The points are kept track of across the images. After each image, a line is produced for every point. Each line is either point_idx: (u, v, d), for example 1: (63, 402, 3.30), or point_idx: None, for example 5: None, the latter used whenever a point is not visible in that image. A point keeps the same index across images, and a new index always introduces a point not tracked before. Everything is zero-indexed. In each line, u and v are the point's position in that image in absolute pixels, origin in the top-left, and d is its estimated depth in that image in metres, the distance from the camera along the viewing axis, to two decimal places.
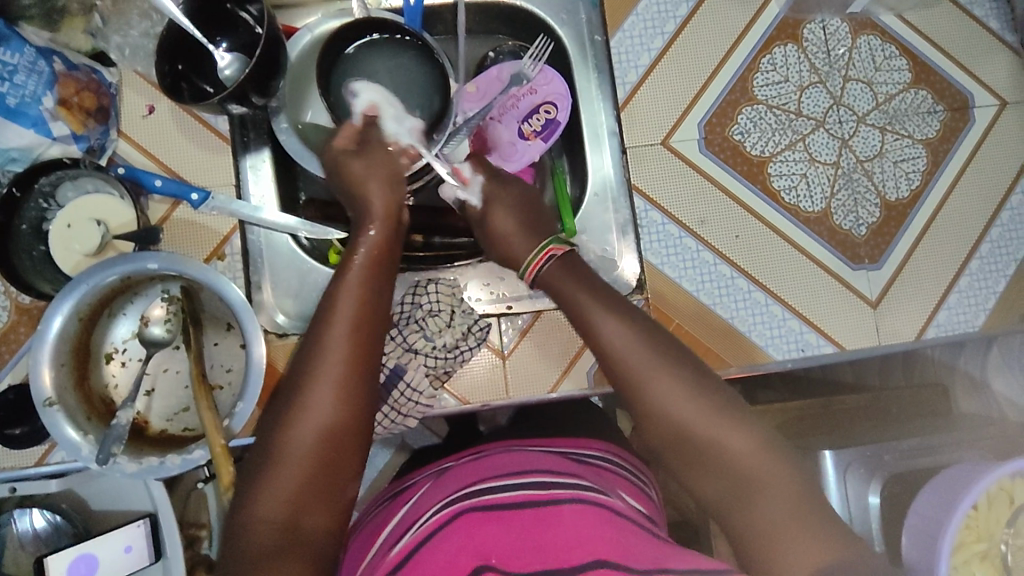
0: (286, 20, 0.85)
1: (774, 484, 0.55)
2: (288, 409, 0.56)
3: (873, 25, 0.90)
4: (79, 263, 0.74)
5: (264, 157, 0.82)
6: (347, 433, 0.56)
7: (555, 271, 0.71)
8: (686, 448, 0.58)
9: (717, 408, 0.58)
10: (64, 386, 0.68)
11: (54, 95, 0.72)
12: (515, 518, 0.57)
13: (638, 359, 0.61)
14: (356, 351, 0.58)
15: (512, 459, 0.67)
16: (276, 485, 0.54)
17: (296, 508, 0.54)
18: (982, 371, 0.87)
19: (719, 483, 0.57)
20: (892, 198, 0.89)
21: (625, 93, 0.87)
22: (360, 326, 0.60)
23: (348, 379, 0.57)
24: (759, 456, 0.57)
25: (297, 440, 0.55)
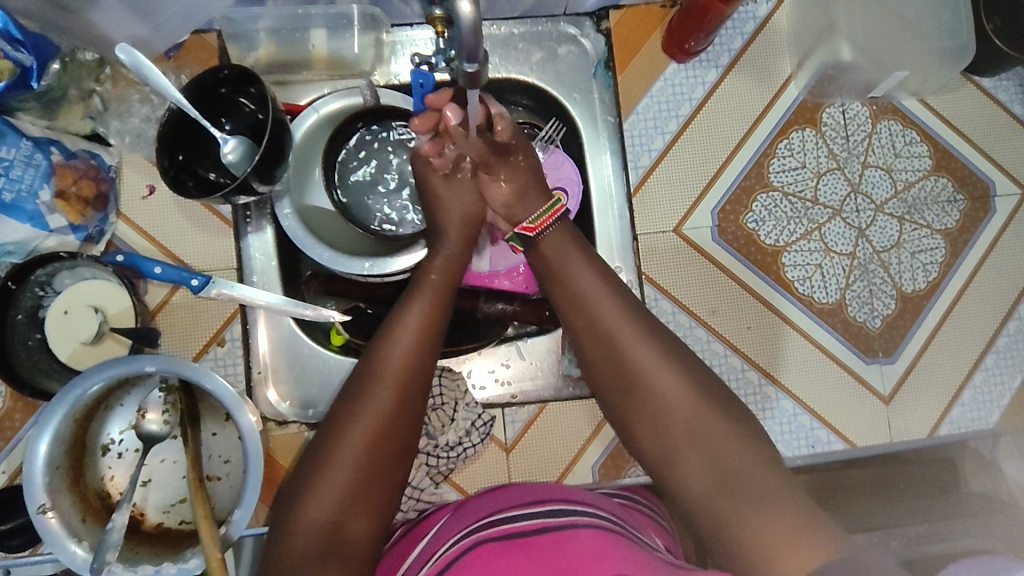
0: (289, 97, 0.82)
1: (729, 458, 0.58)
2: (344, 418, 0.58)
3: (894, 110, 0.88)
4: (76, 352, 0.72)
5: (267, 235, 0.80)
6: (394, 449, 0.57)
7: (557, 236, 0.69)
8: (654, 437, 0.61)
9: (664, 374, 0.62)
10: (58, 489, 0.66)
11: (51, 188, 0.69)
12: (531, 546, 0.54)
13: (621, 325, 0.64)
14: (414, 371, 0.60)
15: (536, 487, 0.64)
16: (323, 493, 0.55)
17: (343, 513, 0.55)
18: (993, 453, 0.82)
19: (691, 470, 0.59)
20: (908, 289, 0.87)
21: (637, 178, 0.85)
22: (425, 342, 0.62)
23: (408, 385, 0.59)
24: (711, 424, 0.60)
25: (348, 452, 0.56)
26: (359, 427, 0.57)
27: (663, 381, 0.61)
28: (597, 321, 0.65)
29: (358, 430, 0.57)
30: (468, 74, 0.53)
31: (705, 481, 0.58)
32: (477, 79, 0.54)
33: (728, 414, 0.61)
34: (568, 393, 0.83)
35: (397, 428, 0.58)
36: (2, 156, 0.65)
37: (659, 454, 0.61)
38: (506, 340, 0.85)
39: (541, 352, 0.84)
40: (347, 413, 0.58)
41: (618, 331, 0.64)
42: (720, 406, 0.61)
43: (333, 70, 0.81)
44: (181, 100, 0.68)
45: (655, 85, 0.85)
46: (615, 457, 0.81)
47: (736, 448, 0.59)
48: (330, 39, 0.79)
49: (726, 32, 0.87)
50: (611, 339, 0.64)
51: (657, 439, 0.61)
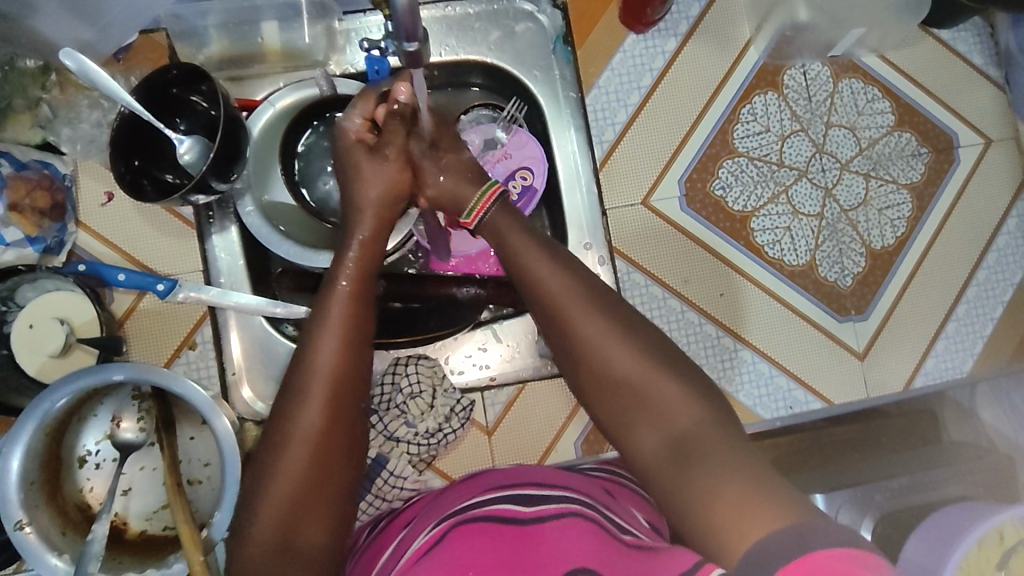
0: (246, 92, 0.81)
1: (690, 434, 0.54)
2: (278, 421, 0.55)
3: (855, 68, 0.88)
4: (44, 366, 0.71)
5: (233, 235, 0.80)
6: (333, 445, 0.55)
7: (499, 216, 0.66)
8: (611, 410, 0.57)
9: (615, 343, 0.57)
10: (35, 505, 0.66)
11: (4, 202, 0.70)
12: (501, 530, 0.55)
13: (570, 302, 0.59)
14: (344, 361, 0.57)
15: (511, 471, 0.64)
16: (267, 505, 0.53)
17: (290, 521, 0.53)
18: (970, 401, 0.85)
19: (647, 444, 0.56)
20: (877, 246, 0.87)
21: (603, 153, 0.84)
22: (346, 347, 0.58)
23: (332, 394, 0.56)
24: (664, 392, 0.56)
25: (284, 457, 0.54)
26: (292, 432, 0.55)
27: (612, 350, 0.57)
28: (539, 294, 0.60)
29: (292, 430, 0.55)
30: (409, 54, 0.53)
31: (667, 456, 0.54)
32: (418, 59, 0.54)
33: (682, 380, 0.56)
34: (547, 371, 0.83)
35: (335, 422, 0.55)
36: None
37: (615, 427, 0.57)
38: (481, 324, 0.85)
39: (518, 333, 0.84)
40: (280, 414, 0.56)
41: (568, 309, 0.59)
42: (675, 372, 0.57)
43: (286, 63, 0.80)
44: (131, 102, 0.67)
45: (615, 57, 0.85)
46: (597, 431, 0.81)
47: (689, 415, 0.55)
48: (280, 31, 0.78)
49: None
50: (556, 316, 0.59)
51: (614, 414, 0.57)
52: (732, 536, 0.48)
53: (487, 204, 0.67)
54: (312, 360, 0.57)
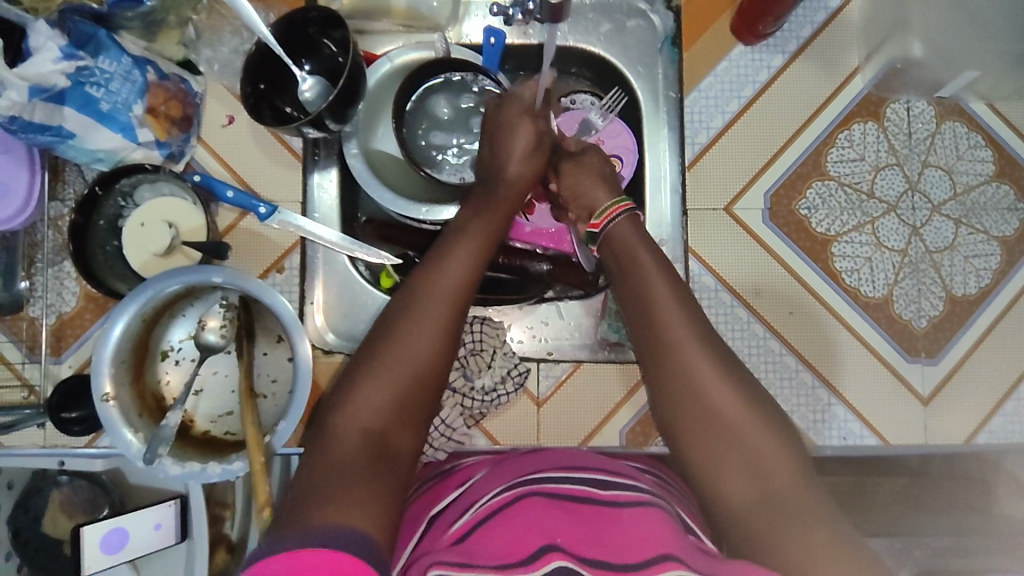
0: (367, 46, 0.86)
1: (778, 483, 0.57)
2: (394, 337, 0.60)
3: (961, 112, 0.88)
4: (148, 261, 0.77)
5: (332, 175, 0.85)
6: (439, 373, 0.60)
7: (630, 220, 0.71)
8: (699, 441, 0.61)
9: (719, 387, 0.61)
10: (121, 382, 0.71)
11: (143, 103, 0.75)
12: (578, 507, 0.57)
13: (685, 339, 0.63)
14: (466, 293, 0.63)
15: (572, 454, 0.67)
16: (372, 402, 0.57)
17: (389, 425, 0.57)
18: None
19: (731, 482, 0.59)
20: (958, 293, 0.86)
21: (693, 154, 0.86)
22: (468, 283, 0.64)
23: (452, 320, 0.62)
24: (757, 437, 0.59)
25: (398, 368, 0.58)
26: (408, 345, 0.59)
27: (715, 386, 0.61)
28: (656, 325, 0.64)
29: (413, 340, 0.59)
30: None
31: (748, 500, 0.57)
32: None
33: (778, 431, 0.60)
34: (604, 356, 0.84)
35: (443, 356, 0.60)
36: (105, 68, 0.72)
37: (700, 460, 0.61)
38: (547, 300, 0.87)
39: (581, 314, 0.86)
40: (395, 328, 0.60)
41: (680, 341, 0.63)
42: (771, 423, 0.60)
43: (410, 22, 0.85)
44: (267, 35, 0.72)
45: (720, 65, 0.87)
46: (643, 424, 0.82)
47: (778, 464, 0.58)
48: None
49: (796, 19, 0.87)
50: (666, 354, 0.63)
51: (699, 444, 0.61)
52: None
53: (608, 218, 0.72)
54: (438, 295, 0.62)
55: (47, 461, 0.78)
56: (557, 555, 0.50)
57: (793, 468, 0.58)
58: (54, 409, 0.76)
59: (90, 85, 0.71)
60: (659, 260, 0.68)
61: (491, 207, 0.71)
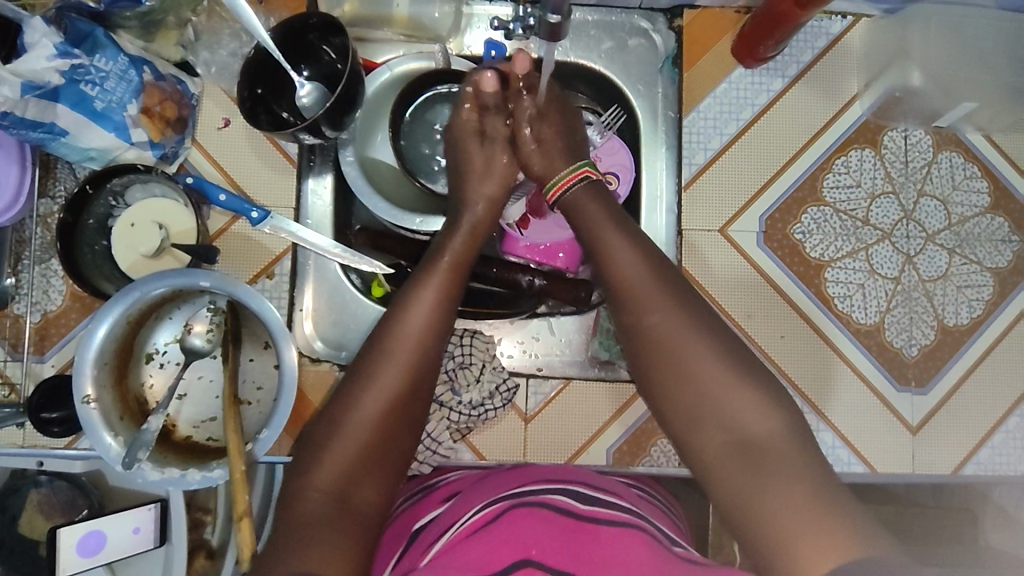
0: (368, 54, 0.86)
1: (752, 432, 0.57)
2: (357, 387, 0.60)
3: (959, 142, 0.88)
4: (136, 262, 0.76)
5: (327, 182, 0.84)
6: (401, 423, 0.60)
7: (581, 193, 0.72)
8: (677, 406, 0.60)
9: (687, 340, 0.60)
10: (103, 384, 0.70)
11: (139, 103, 0.74)
12: (558, 519, 0.57)
13: (651, 300, 0.62)
14: (428, 339, 0.63)
15: (554, 468, 0.66)
16: (333, 459, 0.58)
17: (353, 480, 0.58)
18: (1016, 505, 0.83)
19: (709, 442, 0.58)
20: (950, 323, 0.86)
21: (690, 174, 0.86)
22: (437, 321, 0.64)
23: (416, 363, 0.61)
24: (734, 395, 0.58)
25: (355, 427, 0.59)
26: (369, 400, 0.60)
27: (686, 347, 0.60)
28: (624, 292, 0.64)
29: (378, 388, 0.60)
30: (550, 26, 0.66)
31: (722, 450, 0.57)
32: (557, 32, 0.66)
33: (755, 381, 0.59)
34: (593, 373, 0.84)
35: (405, 400, 0.61)
36: (101, 67, 0.70)
37: (682, 426, 0.60)
38: (539, 315, 0.86)
39: (571, 330, 0.86)
40: (354, 387, 0.61)
41: (645, 300, 0.63)
42: (745, 372, 0.60)
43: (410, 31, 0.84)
44: (267, 40, 0.72)
45: (720, 86, 0.87)
46: (631, 444, 0.81)
47: (752, 415, 0.58)
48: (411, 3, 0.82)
49: (797, 43, 0.88)
50: (636, 320, 0.63)
51: (676, 407, 0.60)
52: (799, 555, 0.51)
53: (566, 185, 0.73)
54: (402, 336, 0.62)
55: (25, 461, 0.76)
56: (530, 568, 0.52)
57: (766, 416, 0.58)
58: (34, 409, 0.74)
59: (85, 83, 0.70)
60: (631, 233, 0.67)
61: (466, 247, 0.70)
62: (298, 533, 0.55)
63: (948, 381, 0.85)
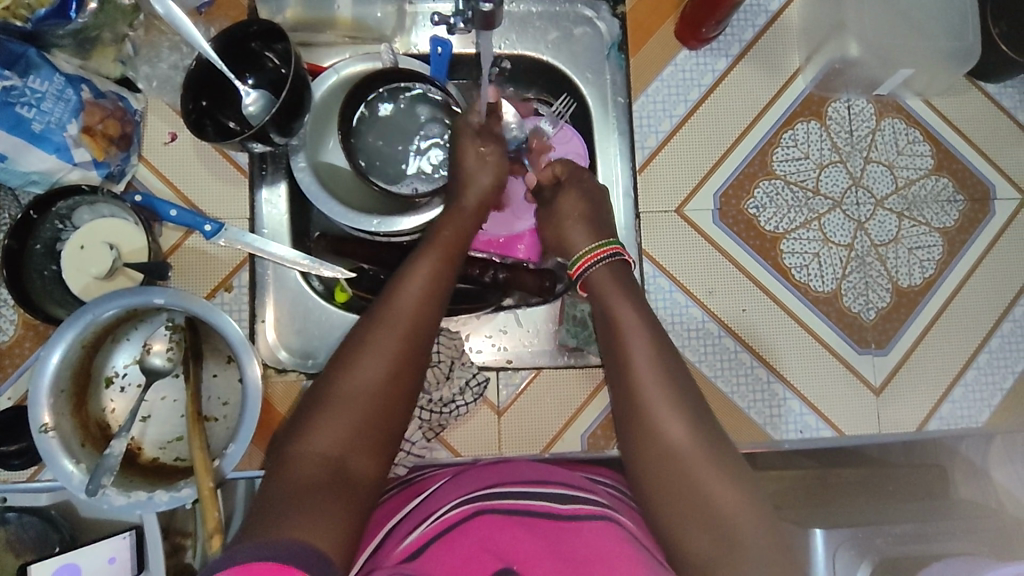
0: (312, 59, 0.86)
1: (733, 526, 0.57)
2: (355, 355, 0.60)
3: (899, 108, 0.90)
4: (88, 285, 0.75)
5: (281, 190, 0.83)
6: (401, 392, 0.59)
7: (602, 274, 0.72)
8: (660, 487, 0.60)
9: (680, 424, 0.61)
10: (61, 412, 0.68)
11: (79, 122, 0.72)
12: (537, 524, 0.56)
13: (651, 375, 0.64)
14: (427, 311, 0.63)
15: (535, 467, 0.66)
16: (330, 425, 0.57)
17: (347, 449, 0.57)
18: None
19: (693, 536, 0.58)
20: (904, 284, 0.88)
21: (644, 158, 0.87)
22: (433, 295, 0.64)
23: (415, 336, 0.62)
24: (720, 487, 0.59)
25: (356, 388, 0.58)
26: (371, 362, 0.59)
27: (677, 430, 0.61)
28: (627, 368, 0.65)
29: (377, 355, 0.60)
30: (483, 14, 0.67)
31: (704, 546, 0.57)
32: (490, 20, 0.67)
33: (740, 481, 0.60)
34: (563, 361, 0.84)
35: (406, 371, 0.60)
36: (36, 87, 0.69)
37: (664, 509, 0.60)
38: (505, 308, 0.86)
39: (538, 320, 0.86)
40: (357, 349, 0.61)
41: (642, 377, 0.64)
42: (734, 472, 0.60)
43: (354, 33, 0.84)
44: (207, 50, 0.71)
45: (666, 69, 0.88)
46: (606, 427, 0.82)
47: (736, 512, 0.58)
48: (354, 3, 0.82)
49: (737, 23, 0.89)
50: (632, 391, 0.64)
51: (659, 489, 0.60)
52: None
53: (586, 264, 0.73)
54: (400, 306, 0.62)
55: None
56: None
57: (751, 514, 0.58)
58: None
59: (21, 106, 0.68)
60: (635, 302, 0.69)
61: (458, 233, 0.71)
62: (292, 497, 0.53)
63: (905, 340, 0.87)
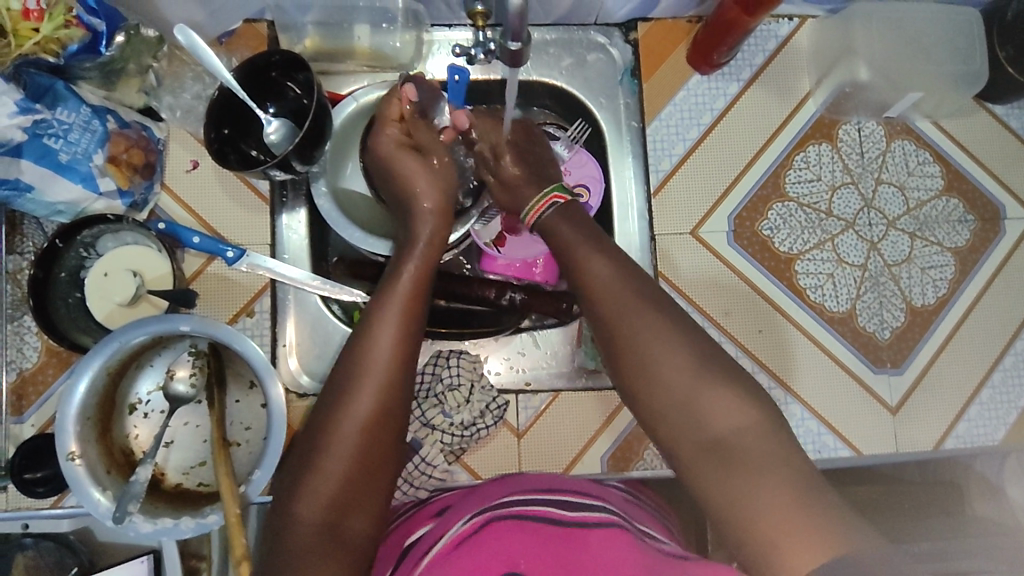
0: (332, 87, 0.87)
1: (728, 430, 0.55)
2: (330, 415, 0.58)
3: (909, 130, 0.92)
4: (112, 312, 0.75)
5: (301, 216, 0.84)
6: (383, 442, 0.58)
7: (554, 217, 0.71)
8: (649, 410, 0.59)
9: (658, 339, 0.59)
10: (87, 439, 0.69)
11: (104, 153, 0.74)
12: (546, 529, 0.56)
13: (616, 295, 0.62)
14: (401, 354, 0.61)
15: (541, 477, 0.66)
16: (313, 490, 0.56)
17: (339, 511, 0.56)
18: (999, 476, 0.82)
19: (689, 452, 0.56)
20: (917, 303, 0.89)
21: (658, 181, 0.88)
22: (403, 336, 0.61)
23: (389, 384, 0.59)
24: (710, 393, 0.56)
25: (341, 446, 0.57)
26: (347, 419, 0.58)
27: (660, 349, 0.59)
28: (596, 294, 0.63)
29: (352, 410, 0.58)
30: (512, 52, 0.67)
31: (700, 456, 0.55)
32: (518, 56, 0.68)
33: (733, 383, 0.57)
34: (581, 383, 0.85)
35: (384, 419, 0.58)
36: (64, 119, 0.70)
37: (659, 430, 0.58)
38: (522, 331, 0.87)
39: (556, 343, 0.87)
40: (333, 405, 0.59)
41: (613, 297, 0.62)
42: (725, 377, 0.57)
43: (375, 62, 0.85)
44: (230, 80, 0.72)
45: (678, 94, 0.89)
46: (624, 450, 0.82)
47: (731, 415, 0.55)
48: (372, 34, 0.83)
49: (748, 48, 0.91)
50: (606, 318, 0.62)
51: (651, 409, 0.59)
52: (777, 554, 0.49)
53: (542, 207, 0.73)
54: (369, 355, 0.60)
55: (10, 525, 0.75)
56: None
57: (747, 412, 0.55)
58: (16, 471, 0.73)
59: (48, 137, 0.70)
60: (594, 238, 0.68)
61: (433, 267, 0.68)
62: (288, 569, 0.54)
63: (920, 359, 0.88)
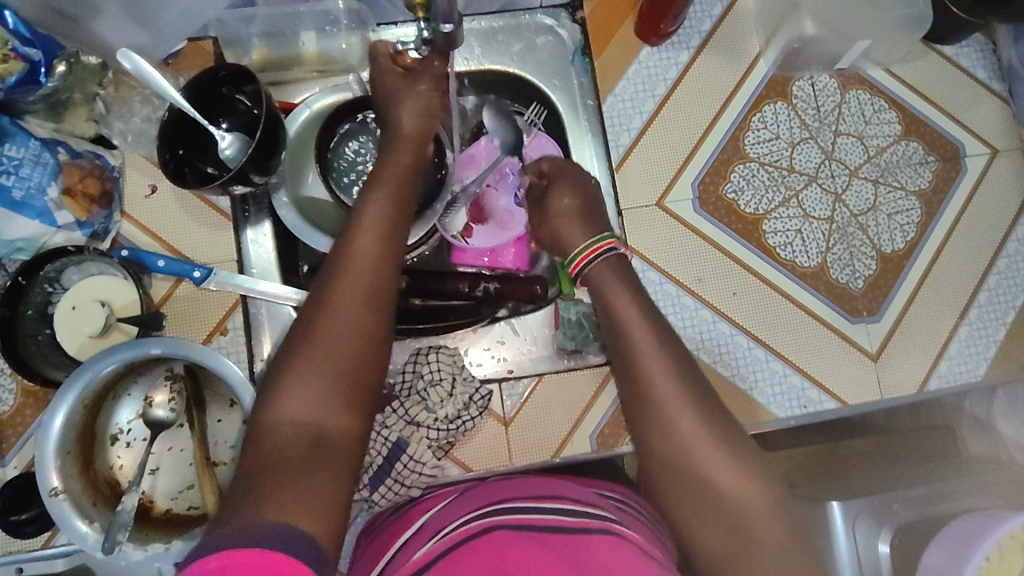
0: (283, 96, 0.86)
1: (742, 505, 0.54)
2: (315, 313, 0.53)
3: (861, 79, 0.92)
4: (83, 345, 0.75)
5: (265, 229, 0.84)
6: (372, 342, 0.53)
7: (599, 268, 0.67)
8: (668, 464, 0.56)
9: (687, 395, 0.57)
10: (69, 474, 0.68)
11: (59, 184, 0.73)
12: (546, 539, 0.54)
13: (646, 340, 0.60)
14: (386, 255, 0.57)
15: (542, 483, 0.63)
16: (297, 387, 0.50)
17: (324, 413, 0.50)
18: (988, 415, 0.81)
19: (706, 526, 0.54)
20: (888, 249, 0.89)
21: (619, 156, 0.88)
22: (387, 238, 0.59)
23: (375, 282, 0.55)
24: (726, 465, 0.55)
25: (329, 340, 0.52)
26: (334, 312, 0.53)
27: (682, 407, 0.57)
28: (622, 335, 0.61)
29: (341, 307, 0.53)
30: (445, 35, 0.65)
31: (716, 534, 0.53)
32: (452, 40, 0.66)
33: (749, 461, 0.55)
34: (564, 365, 0.85)
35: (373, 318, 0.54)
36: (13, 155, 0.69)
37: (671, 486, 0.56)
38: (500, 319, 0.86)
39: (534, 327, 0.87)
40: (315, 305, 0.54)
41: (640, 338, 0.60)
42: (744, 455, 0.56)
43: (323, 67, 0.86)
44: (179, 100, 0.71)
45: (630, 68, 0.90)
46: (612, 426, 0.83)
47: (750, 499, 0.54)
48: (318, 39, 0.83)
49: (694, 15, 0.91)
50: (629, 364, 0.59)
51: (668, 468, 0.56)
52: None
53: (585, 260, 0.68)
54: (353, 254, 0.56)
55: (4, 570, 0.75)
56: None
57: (764, 500, 0.54)
58: (2, 515, 0.72)
59: None
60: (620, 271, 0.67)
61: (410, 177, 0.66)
62: (269, 470, 0.46)
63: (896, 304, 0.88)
